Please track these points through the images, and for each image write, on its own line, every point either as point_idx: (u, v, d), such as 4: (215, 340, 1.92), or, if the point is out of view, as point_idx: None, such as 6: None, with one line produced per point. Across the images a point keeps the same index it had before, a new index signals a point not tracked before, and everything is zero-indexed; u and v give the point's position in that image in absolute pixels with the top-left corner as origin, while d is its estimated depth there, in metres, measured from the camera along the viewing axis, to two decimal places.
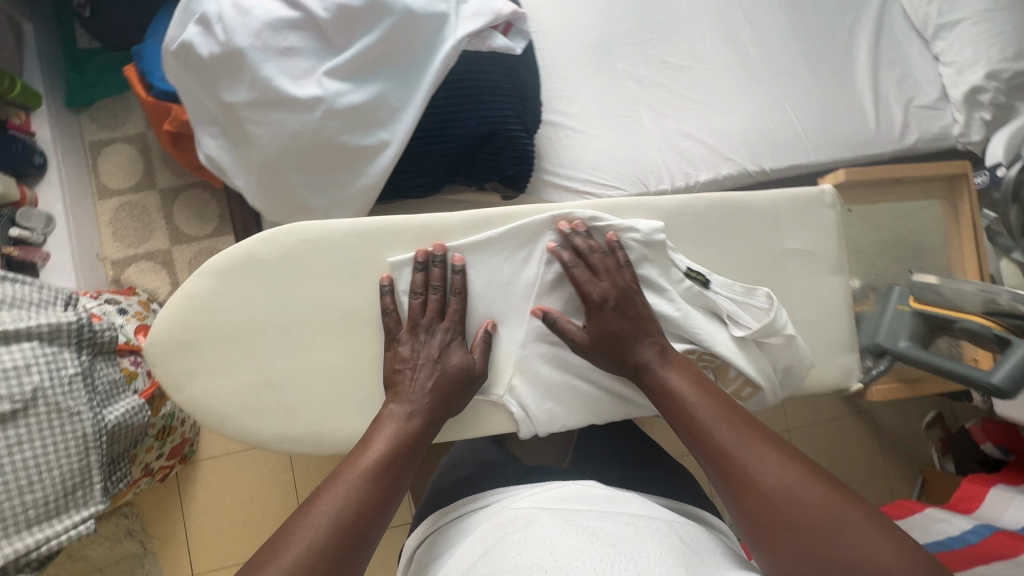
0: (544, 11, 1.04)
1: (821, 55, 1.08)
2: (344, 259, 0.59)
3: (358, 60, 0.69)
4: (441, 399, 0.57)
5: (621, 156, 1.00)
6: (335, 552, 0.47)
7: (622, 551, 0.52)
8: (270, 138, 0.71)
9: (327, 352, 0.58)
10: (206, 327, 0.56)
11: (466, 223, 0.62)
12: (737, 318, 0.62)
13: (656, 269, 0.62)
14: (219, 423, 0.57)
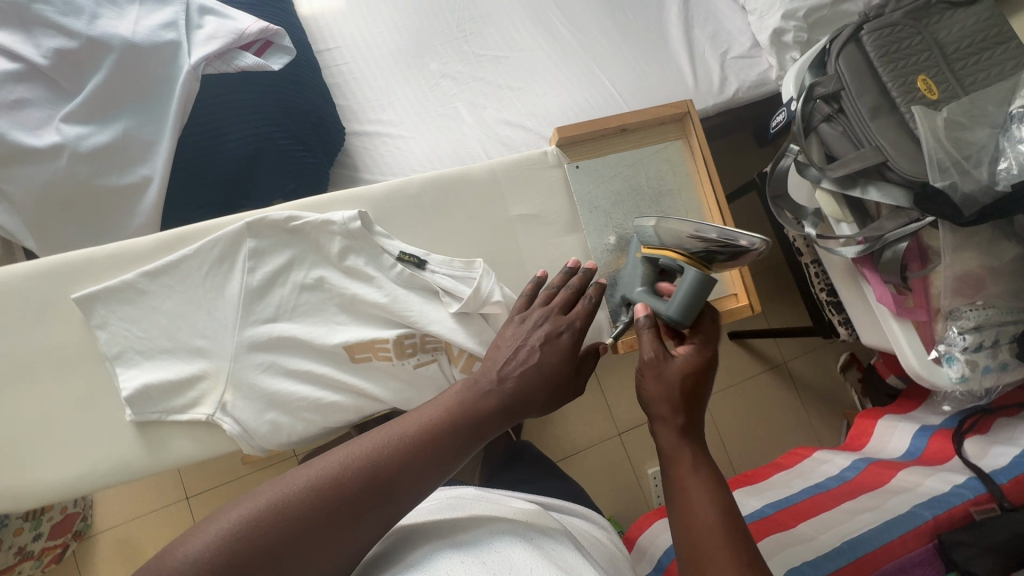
0: (349, 25, 1.04)
1: (632, 24, 1.10)
2: (23, 304, 0.63)
3: (95, 101, 0.68)
4: (521, 392, 0.55)
5: (439, 153, 0.99)
6: (313, 517, 0.45)
7: (489, 562, 0.46)
8: (21, 195, 0.68)
9: (18, 403, 0.62)
10: None
11: (157, 246, 0.66)
12: (451, 293, 0.66)
13: (363, 258, 0.66)
14: None
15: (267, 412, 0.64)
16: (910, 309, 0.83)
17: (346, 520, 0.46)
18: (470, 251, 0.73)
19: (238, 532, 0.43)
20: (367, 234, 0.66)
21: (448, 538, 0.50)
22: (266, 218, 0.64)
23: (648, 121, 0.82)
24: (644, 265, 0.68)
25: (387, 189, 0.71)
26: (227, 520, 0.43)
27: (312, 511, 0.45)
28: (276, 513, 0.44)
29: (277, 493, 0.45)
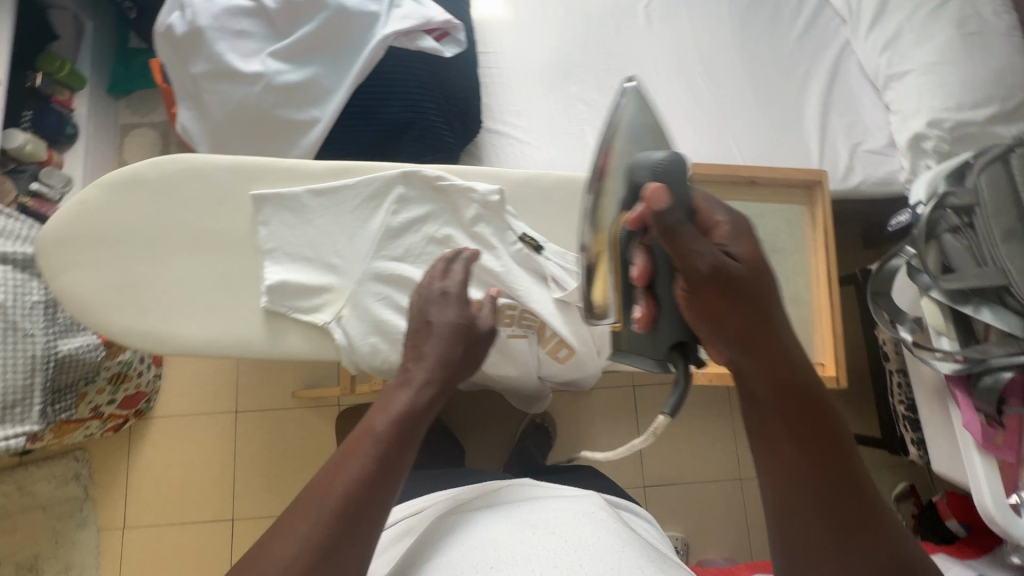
0: (509, 35, 1.14)
1: (770, 96, 1.13)
2: (215, 188, 0.72)
3: (296, 45, 0.80)
4: (445, 356, 0.59)
5: (559, 167, 1.06)
6: (333, 529, 0.47)
7: (565, 533, 0.59)
8: (217, 106, 0.82)
9: (182, 267, 0.70)
10: (86, 227, 0.69)
11: (327, 171, 0.74)
12: (559, 281, 0.73)
13: (491, 228, 0.73)
14: (79, 312, 0.68)
15: (371, 335, 0.70)
16: (998, 447, 0.79)
17: (358, 544, 0.48)
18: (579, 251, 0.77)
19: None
20: (501, 211, 0.73)
21: (513, 514, 0.64)
22: (420, 172, 0.73)
23: (775, 182, 0.88)
24: (620, 253, 0.54)
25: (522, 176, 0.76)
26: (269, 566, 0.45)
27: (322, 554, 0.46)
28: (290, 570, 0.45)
29: (296, 532, 0.47)
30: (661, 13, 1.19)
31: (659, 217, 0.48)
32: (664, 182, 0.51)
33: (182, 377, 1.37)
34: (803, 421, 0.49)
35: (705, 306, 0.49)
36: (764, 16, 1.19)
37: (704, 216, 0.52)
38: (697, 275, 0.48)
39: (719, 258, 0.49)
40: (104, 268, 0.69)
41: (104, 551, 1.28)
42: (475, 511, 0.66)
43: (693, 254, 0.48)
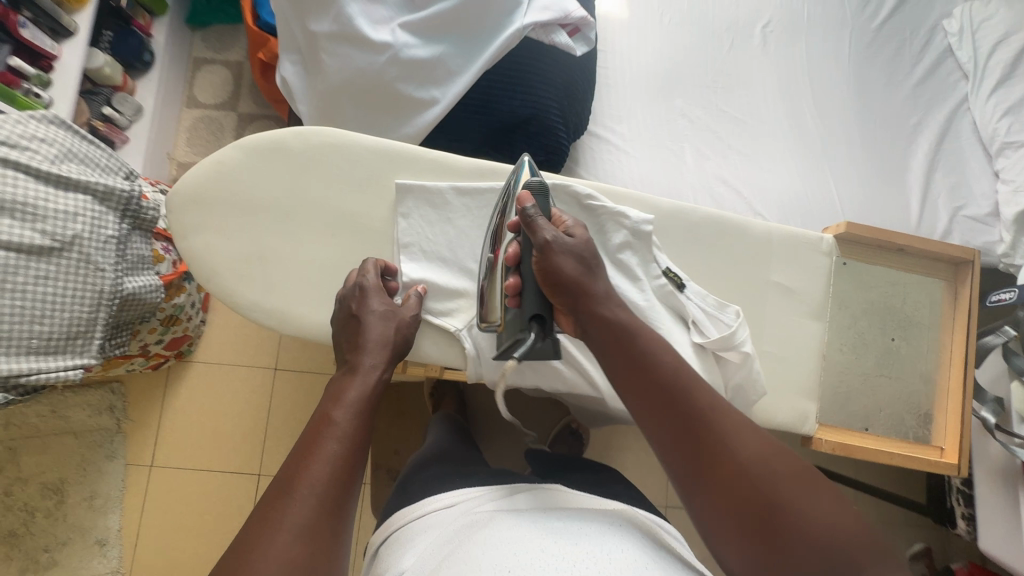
0: (622, 36, 1.10)
1: (878, 143, 1.09)
2: (359, 168, 0.71)
3: (431, 21, 0.76)
4: (386, 344, 0.62)
5: (653, 182, 1.02)
6: (315, 525, 0.47)
7: (588, 547, 0.55)
8: (335, 70, 0.78)
9: (314, 245, 0.69)
10: (223, 189, 0.68)
11: (476, 171, 0.74)
12: (699, 325, 0.67)
13: (636, 258, 0.68)
14: (207, 279, 0.67)
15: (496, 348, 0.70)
16: None
17: (337, 531, 0.49)
18: (722, 295, 0.72)
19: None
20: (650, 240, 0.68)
21: (524, 519, 0.60)
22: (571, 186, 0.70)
23: (926, 252, 0.81)
24: (505, 244, 0.66)
25: (672, 207, 0.73)
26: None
27: (302, 546, 0.46)
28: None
29: (274, 539, 0.45)
30: (778, 37, 1.13)
31: (526, 207, 0.63)
32: (539, 195, 0.66)
33: (226, 326, 1.37)
34: (700, 433, 0.56)
35: (547, 270, 0.61)
36: (884, 55, 1.13)
37: (555, 217, 0.66)
38: (544, 244, 0.61)
39: (565, 244, 0.63)
40: (238, 234, 0.67)
41: (128, 485, 1.28)
42: (482, 514, 0.63)
43: (536, 229, 0.62)
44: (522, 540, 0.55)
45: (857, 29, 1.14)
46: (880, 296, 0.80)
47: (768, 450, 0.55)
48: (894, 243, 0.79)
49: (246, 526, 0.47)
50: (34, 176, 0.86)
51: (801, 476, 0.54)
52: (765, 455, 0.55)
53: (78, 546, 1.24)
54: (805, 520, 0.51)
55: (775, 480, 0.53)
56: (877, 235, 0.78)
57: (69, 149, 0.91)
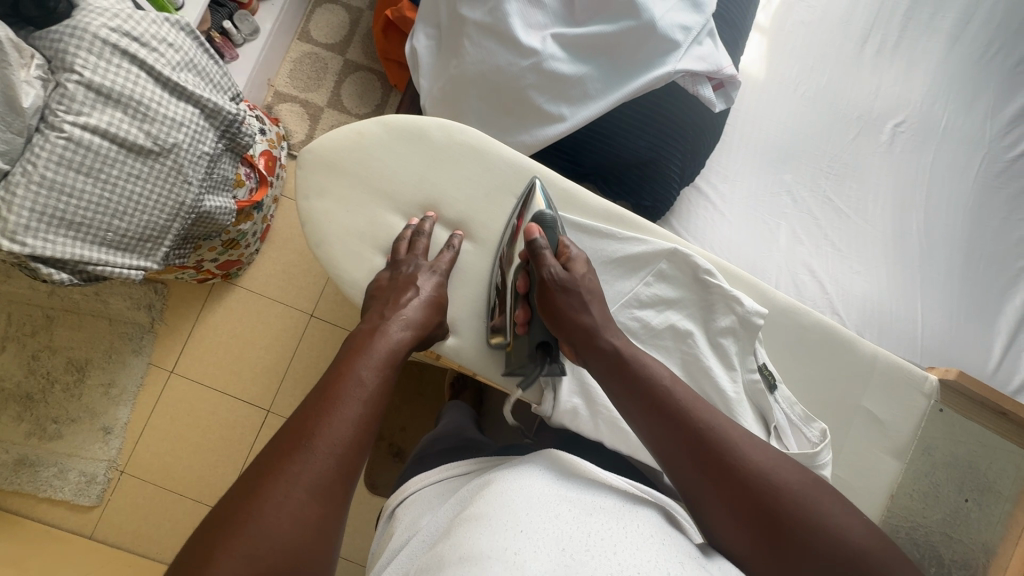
0: (747, 96, 1.08)
1: (979, 276, 1.04)
2: (491, 177, 0.75)
3: (584, 40, 0.75)
4: (421, 324, 0.65)
5: (741, 252, 0.99)
6: (323, 489, 0.49)
7: (604, 522, 0.48)
8: (474, 60, 0.77)
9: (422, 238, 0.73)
10: (354, 162, 0.74)
11: (604, 212, 0.75)
12: (781, 434, 0.67)
13: (735, 348, 0.69)
14: (313, 243, 0.73)
15: (574, 396, 0.70)
16: None
17: (348, 487, 0.51)
18: (805, 400, 0.74)
19: (260, 556, 0.44)
20: (755, 335, 0.69)
21: (543, 481, 0.54)
22: (691, 257, 0.71)
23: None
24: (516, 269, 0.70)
25: (786, 304, 0.74)
26: (249, 532, 0.45)
27: (317, 500, 0.48)
28: (288, 526, 0.46)
29: (283, 496, 0.47)
30: (907, 139, 1.09)
31: (534, 240, 0.66)
32: (548, 229, 0.69)
33: (276, 261, 1.38)
34: (710, 451, 0.55)
35: (553, 307, 0.65)
36: (1009, 189, 1.08)
37: (560, 248, 0.69)
38: (545, 279, 0.65)
39: (566, 277, 0.65)
40: (358, 208, 0.74)
41: (146, 384, 1.31)
42: (497, 473, 0.57)
43: (542, 263, 0.65)
44: (536, 505, 0.49)
45: (989, 154, 1.09)
46: (953, 445, 0.78)
47: (778, 462, 0.56)
48: (995, 405, 0.80)
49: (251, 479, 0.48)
50: (152, 77, 0.85)
51: (812, 486, 0.55)
52: (777, 468, 0.55)
53: (84, 427, 1.28)
54: (823, 530, 0.52)
55: (791, 492, 0.53)
56: (980, 393, 0.78)
57: (190, 59, 0.91)
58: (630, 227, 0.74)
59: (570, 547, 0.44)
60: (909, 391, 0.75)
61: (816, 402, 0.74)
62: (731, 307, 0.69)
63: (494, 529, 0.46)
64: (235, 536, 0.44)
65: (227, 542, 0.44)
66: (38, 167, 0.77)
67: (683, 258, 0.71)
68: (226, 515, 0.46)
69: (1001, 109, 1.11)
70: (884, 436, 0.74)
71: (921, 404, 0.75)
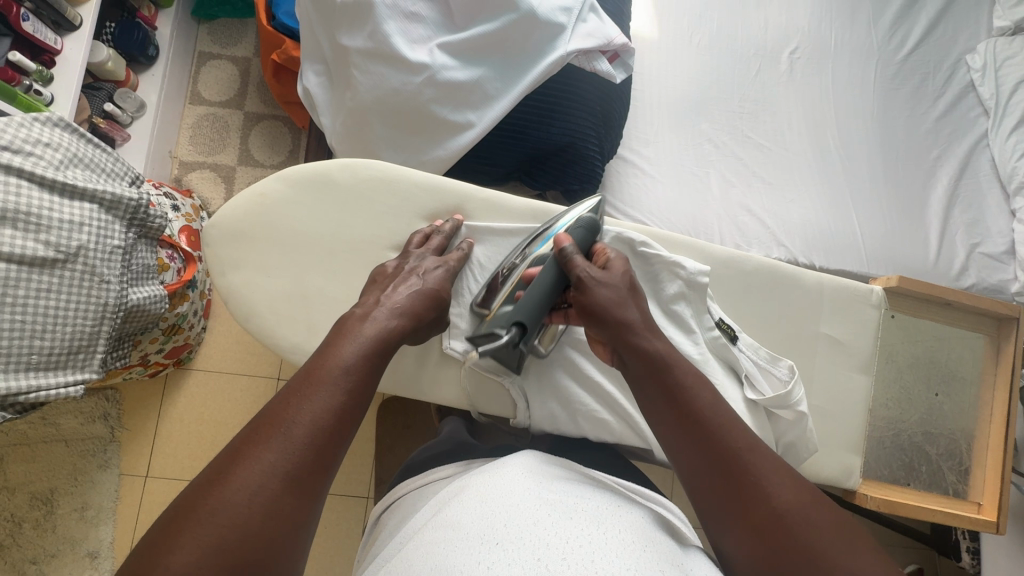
0: (648, 56, 1.09)
1: (901, 175, 1.09)
2: (408, 204, 0.73)
3: (471, 43, 0.74)
4: (412, 313, 0.62)
5: (679, 210, 1.01)
6: (285, 483, 0.47)
7: (582, 527, 0.47)
8: (367, 87, 0.74)
9: (356, 280, 0.71)
10: (263, 224, 0.71)
11: (527, 213, 0.75)
12: (753, 381, 0.69)
13: (690, 310, 0.70)
14: (246, 315, 0.70)
15: (549, 403, 0.70)
16: None
17: (321, 483, 0.49)
18: (771, 345, 0.75)
19: (223, 542, 0.43)
20: (705, 293, 0.69)
21: (525, 484, 0.53)
22: (626, 235, 0.71)
23: (970, 309, 0.86)
24: (532, 260, 0.66)
25: (725, 257, 0.75)
26: (203, 519, 0.43)
27: (286, 492, 0.46)
28: (251, 517, 0.44)
29: (240, 484, 0.45)
30: (805, 63, 1.13)
31: (565, 247, 0.64)
32: (580, 232, 0.68)
33: (228, 334, 1.33)
34: (738, 472, 0.53)
35: (592, 305, 0.62)
36: (907, 87, 1.13)
37: (596, 253, 0.68)
38: (579, 280, 0.63)
39: (602, 277, 0.63)
40: (280, 271, 0.70)
41: (121, 496, 1.24)
42: (477, 477, 0.56)
43: (574, 265, 0.63)
44: (515, 511, 0.48)
45: (882, 59, 1.14)
46: (912, 346, 0.86)
47: (811, 501, 0.52)
48: (942, 299, 0.84)
49: (215, 466, 0.47)
50: (37, 183, 0.80)
51: (843, 532, 0.50)
52: (808, 504, 0.51)
53: (67, 559, 1.20)
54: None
55: (818, 533, 0.49)
56: (923, 291, 0.82)
57: (74, 154, 0.86)
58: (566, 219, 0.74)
59: (545, 556, 0.43)
60: (859, 307, 0.78)
61: (781, 342, 0.75)
62: (675, 272, 0.70)
63: (467, 542, 0.45)
64: (190, 527, 0.43)
65: (191, 523, 0.43)
66: None
67: (619, 241, 0.71)
68: (193, 497, 0.45)
69: (880, 15, 1.16)
70: (849, 354, 0.77)
71: (874, 315, 0.78)
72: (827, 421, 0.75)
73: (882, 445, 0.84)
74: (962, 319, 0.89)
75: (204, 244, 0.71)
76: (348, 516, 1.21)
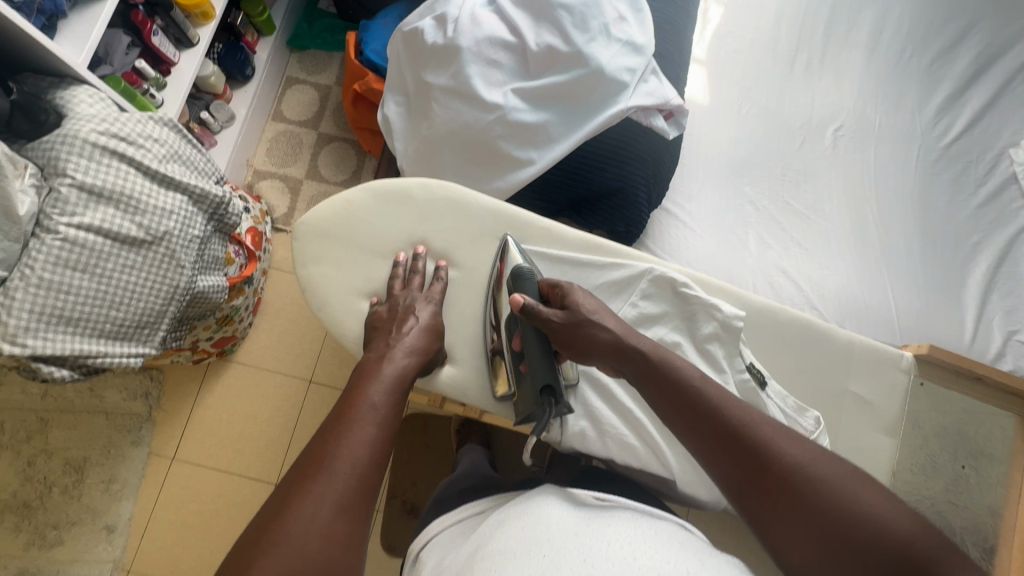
0: (697, 121, 1.16)
1: (940, 255, 1.11)
2: (474, 223, 0.80)
3: (542, 91, 0.82)
4: (423, 350, 0.68)
5: (714, 264, 1.05)
6: (338, 514, 0.50)
7: (621, 531, 0.53)
8: (443, 120, 0.83)
9: None
10: (345, 226, 0.79)
11: (580, 243, 0.79)
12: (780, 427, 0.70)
13: (722, 350, 0.73)
14: (317, 306, 0.76)
15: (580, 419, 0.73)
16: None
17: (367, 511, 0.52)
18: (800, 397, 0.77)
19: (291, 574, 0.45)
20: (738, 337, 0.73)
21: (562, 505, 0.57)
22: (668, 274, 0.75)
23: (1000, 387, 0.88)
24: (510, 327, 0.72)
25: (761, 306, 0.78)
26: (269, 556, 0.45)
27: (339, 520, 0.49)
28: (312, 548, 0.46)
29: (300, 520, 0.48)
30: (848, 141, 1.18)
31: (523, 304, 0.68)
32: (527, 281, 0.73)
33: (270, 332, 1.40)
34: (739, 438, 0.57)
35: (576, 345, 0.67)
36: (949, 174, 1.17)
37: (550, 286, 0.72)
38: (555, 326, 0.67)
39: (568, 318, 0.67)
40: (353, 269, 0.78)
41: (147, 474, 1.29)
42: (517, 506, 0.59)
43: (541, 316, 0.67)
44: (559, 529, 0.53)
45: (925, 145, 1.19)
46: (942, 418, 0.86)
47: (809, 452, 0.56)
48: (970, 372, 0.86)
49: (266, 509, 0.49)
50: (141, 171, 0.90)
51: (849, 475, 0.54)
52: (804, 455, 0.55)
53: (86, 528, 1.24)
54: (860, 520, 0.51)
55: (822, 478, 0.54)
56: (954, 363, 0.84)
57: (174, 150, 0.96)
58: (610, 252, 0.79)
59: (593, 558, 0.47)
60: (892, 370, 0.79)
61: (808, 397, 0.77)
62: (713, 316, 0.73)
63: (521, 557, 0.49)
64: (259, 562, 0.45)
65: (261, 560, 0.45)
66: (35, 269, 0.80)
67: (660, 277, 0.76)
68: (254, 538, 0.47)
69: (926, 104, 1.22)
70: (880, 419, 0.77)
71: (904, 380, 0.79)
72: None
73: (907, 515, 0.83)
74: (992, 399, 0.90)
75: (291, 239, 0.79)
76: None
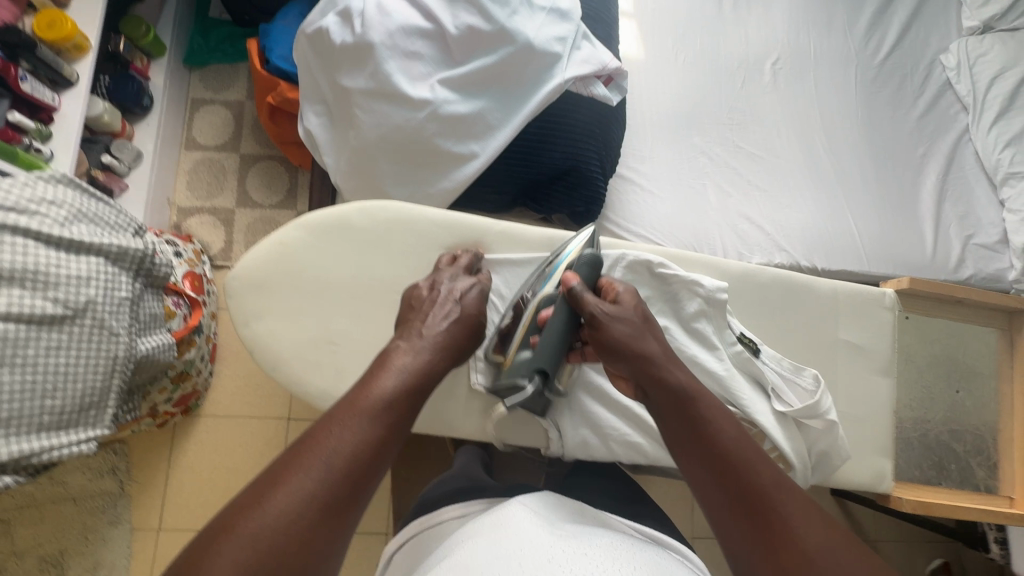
0: (637, 76, 1.12)
1: (891, 173, 1.12)
2: (427, 240, 0.74)
3: (471, 76, 0.76)
4: (452, 346, 0.63)
5: (678, 223, 1.02)
6: (311, 513, 0.46)
7: (599, 561, 0.47)
8: (371, 126, 0.75)
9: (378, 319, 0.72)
10: (284, 271, 0.71)
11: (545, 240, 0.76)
12: (779, 393, 0.71)
13: (712, 325, 0.71)
14: (276, 357, 0.70)
15: (580, 429, 0.71)
16: None
17: (351, 513, 0.48)
18: (789, 350, 0.76)
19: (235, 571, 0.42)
20: (724, 308, 0.71)
21: (537, 530, 0.52)
22: (643, 256, 0.72)
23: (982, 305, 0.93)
24: (542, 299, 0.68)
25: (740, 271, 0.75)
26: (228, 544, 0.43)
27: (315, 516, 0.46)
28: (266, 543, 0.43)
29: (265, 511, 0.44)
30: (788, 72, 1.16)
31: (573, 286, 0.66)
32: (586, 268, 0.69)
33: (235, 376, 1.31)
34: (760, 505, 0.53)
35: (609, 343, 0.64)
36: (887, 90, 1.17)
37: (605, 288, 0.69)
38: (593, 319, 0.64)
39: (613, 313, 0.65)
40: (307, 312, 0.71)
41: (135, 552, 1.21)
42: (489, 524, 0.54)
43: (585, 304, 0.65)
44: (530, 552, 0.48)
45: (860, 64, 1.18)
46: None
47: (837, 536, 0.50)
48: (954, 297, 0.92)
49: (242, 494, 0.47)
50: (43, 241, 0.79)
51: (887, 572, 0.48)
52: (835, 540, 0.50)
53: None
54: None
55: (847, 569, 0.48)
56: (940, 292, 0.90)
57: (78, 210, 0.85)
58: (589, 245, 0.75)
59: None
60: (875, 309, 0.79)
61: (797, 349, 0.76)
62: (694, 290, 0.71)
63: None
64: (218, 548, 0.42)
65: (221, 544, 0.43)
66: None
67: (636, 261, 0.73)
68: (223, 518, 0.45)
69: (855, 22, 1.20)
70: (869, 357, 0.78)
71: (889, 317, 0.79)
72: (850, 423, 0.76)
73: (908, 445, 0.89)
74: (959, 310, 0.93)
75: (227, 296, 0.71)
76: (371, 555, 1.19)
